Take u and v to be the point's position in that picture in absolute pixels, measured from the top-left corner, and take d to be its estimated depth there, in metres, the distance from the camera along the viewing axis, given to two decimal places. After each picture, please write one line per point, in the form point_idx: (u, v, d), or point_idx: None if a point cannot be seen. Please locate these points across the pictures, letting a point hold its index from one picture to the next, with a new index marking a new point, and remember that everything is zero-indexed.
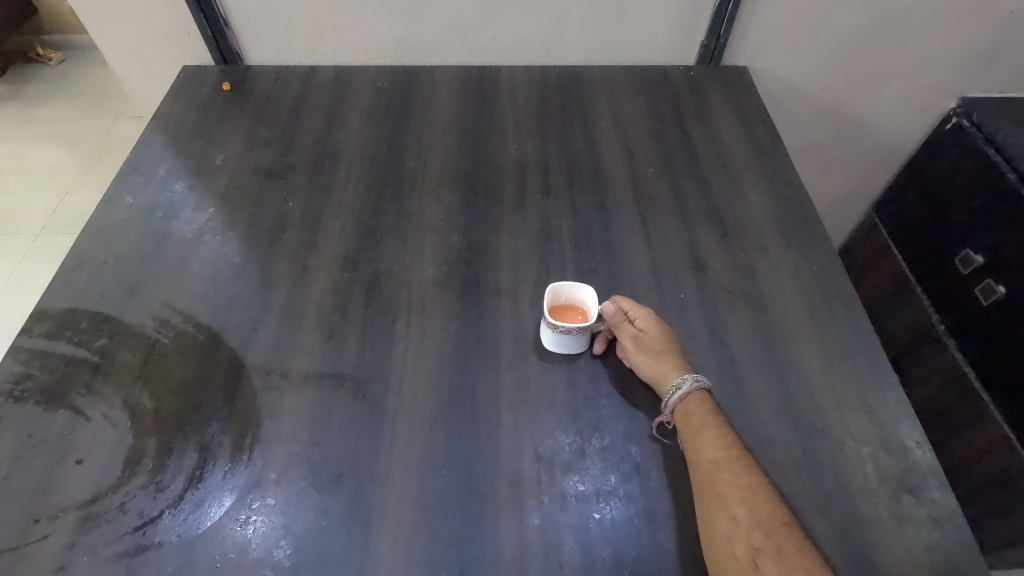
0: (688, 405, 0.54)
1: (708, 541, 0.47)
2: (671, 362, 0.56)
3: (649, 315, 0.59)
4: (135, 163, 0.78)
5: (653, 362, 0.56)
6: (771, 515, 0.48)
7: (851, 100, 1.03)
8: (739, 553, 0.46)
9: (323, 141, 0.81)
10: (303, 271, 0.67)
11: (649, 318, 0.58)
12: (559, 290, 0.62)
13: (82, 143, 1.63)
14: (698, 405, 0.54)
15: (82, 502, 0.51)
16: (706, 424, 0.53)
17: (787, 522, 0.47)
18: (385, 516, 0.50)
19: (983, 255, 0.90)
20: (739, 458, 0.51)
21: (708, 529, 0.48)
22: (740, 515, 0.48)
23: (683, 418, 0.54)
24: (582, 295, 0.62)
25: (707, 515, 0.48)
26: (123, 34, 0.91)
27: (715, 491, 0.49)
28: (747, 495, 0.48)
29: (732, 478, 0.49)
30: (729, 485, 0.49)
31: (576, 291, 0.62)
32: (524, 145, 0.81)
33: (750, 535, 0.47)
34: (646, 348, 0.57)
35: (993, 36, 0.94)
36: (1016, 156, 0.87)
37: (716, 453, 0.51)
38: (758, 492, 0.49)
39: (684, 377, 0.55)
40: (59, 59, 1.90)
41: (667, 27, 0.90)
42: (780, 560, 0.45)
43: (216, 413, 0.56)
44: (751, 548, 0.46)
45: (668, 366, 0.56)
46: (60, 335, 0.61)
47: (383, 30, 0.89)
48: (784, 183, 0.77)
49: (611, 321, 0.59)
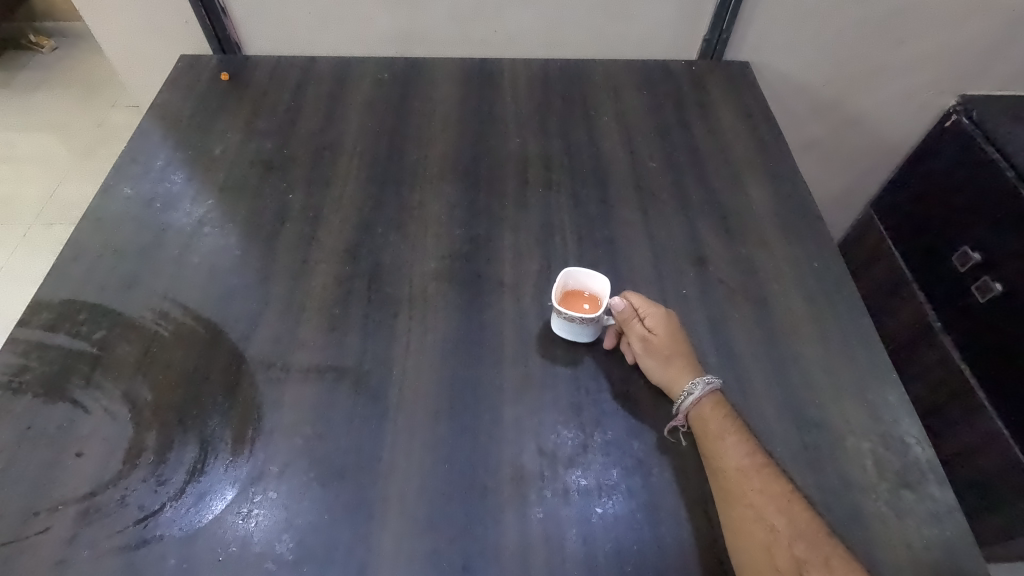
0: (705, 412, 0.53)
1: (749, 554, 0.47)
2: (680, 367, 0.56)
3: (661, 316, 0.58)
4: (133, 154, 0.77)
5: (662, 365, 0.56)
6: (810, 525, 0.48)
7: (851, 97, 1.04)
8: (784, 566, 0.46)
9: (323, 133, 0.80)
10: (304, 264, 0.66)
11: (660, 318, 0.58)
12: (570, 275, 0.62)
13: (76, 132, 1.61)
14: (716, 411, 0.53)
15: (83, 495, 0.50)
16: (725, 430, 0.52)
17: (826, 530, 0.48)
18: (388, 510, 0.50)
19: (981, 253, 0.91)
20: (765, 465, 0.51)
21: (747, 542, 0.48)
22: (779, 526, 0.48)
23: (702, 426, 0.53)
24: (595, 283, 0.62)
25: (742, 528, 0.48)
26: (119, 22, 0.90)
27: (746, 500, 0.49)
28: (782, 504, 0.49)
29: (762, 485, 0.49)
30: (761, 494, 0.49)
31: (590, 278, 0.62)
32: (526, 139, 0.80)
33: (792, 546, 0.47)
34: (654, 351, 0.56)
35: (992, 34, 0.94)
36: (1015, 155, 0.87)
37: (740, 461, 0.51)
38: (792, 500, 0.49)
39: (694, 382, 0.54)
40: (51, 46, 1.87)
41: (670, 21, 0.89)
42: (826, 570, 0.46)
43: (217, 407, 0.56)
44: (795, 559, 0.47)
45: (676, 371, 0.56)
46: (58, 327, 0.60)
47: (383, 21, 0.88)
48: (785, 179, 0.77)
49: (621, 317, 0.59)
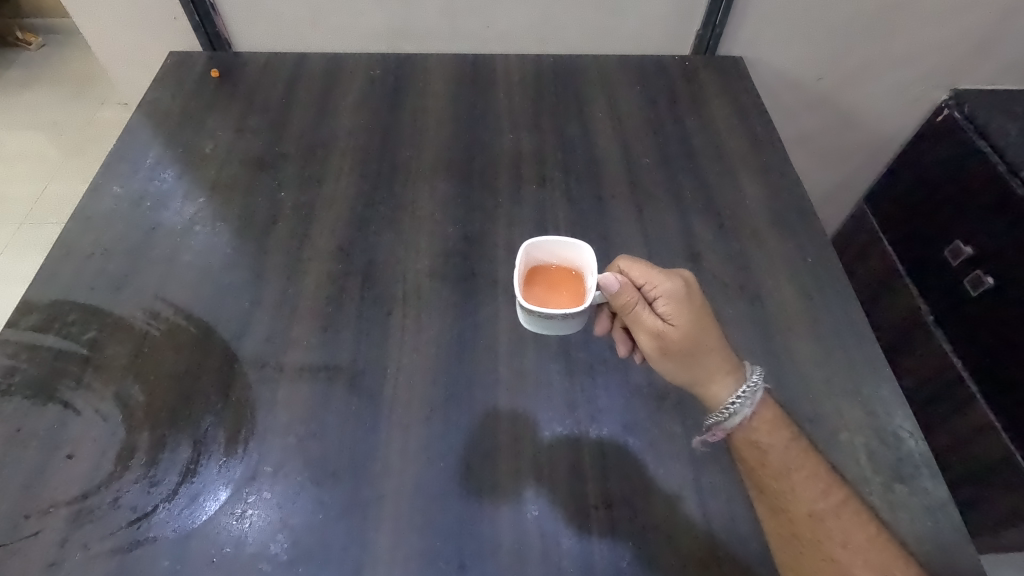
0: (765, 442, 0.50)
1: None
2: (706, 365, 0.52)
3: (677, 302, 0.52)
4: (122, 152, 0.76)
5: (688, 367, 0.52)
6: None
7: (844, 92, 1.03)
8: None
9: (315, 130, 0.80)
10: (296, 262, 0.66)
11: (674, 302, 0.52)
12: (541, 243, 0.54)
13: (65, 131, 1.59)
14: (778, 443, 0.50)
15: (74, 497, 0.50)
16: (790, 465, 0.49)
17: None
18: (384, 509, 0.50)
19: (972, 247, 0.91)
20: (841, 507, 0.48)
21: None
22: None
23: (763, 459, 0.50)
24: (578, 252, 0.54)
25: None
26: (107, 19, 0.89)
27: (827, 553, 0.47)
28: (866, 552, 0.46)
29: (842, 533, 0.47)
30: (840, 543, 0.47)
31: (571, 246, 0.54)
32: (519, 136, 0.80)
33: None
34: (678, 351, 0.52)
35: (984, 28, 0.94)
36: (1007, 149, 0.88)
37: (813, 504, 0.48)
38: (879, 546, 0.46)
39: (740, 399, 0.51)
40: (38, 44, 1.85)
41: (663, 17, 0.89)
42: None
43: (210, 407, 0.55)
44: None
45: (700, 369, 0.52)
46: (47, 328, 0.60)
47: (374, 17, 0.88)
48: (778, 174, 0.77)
49: (625, 305, 0.52)
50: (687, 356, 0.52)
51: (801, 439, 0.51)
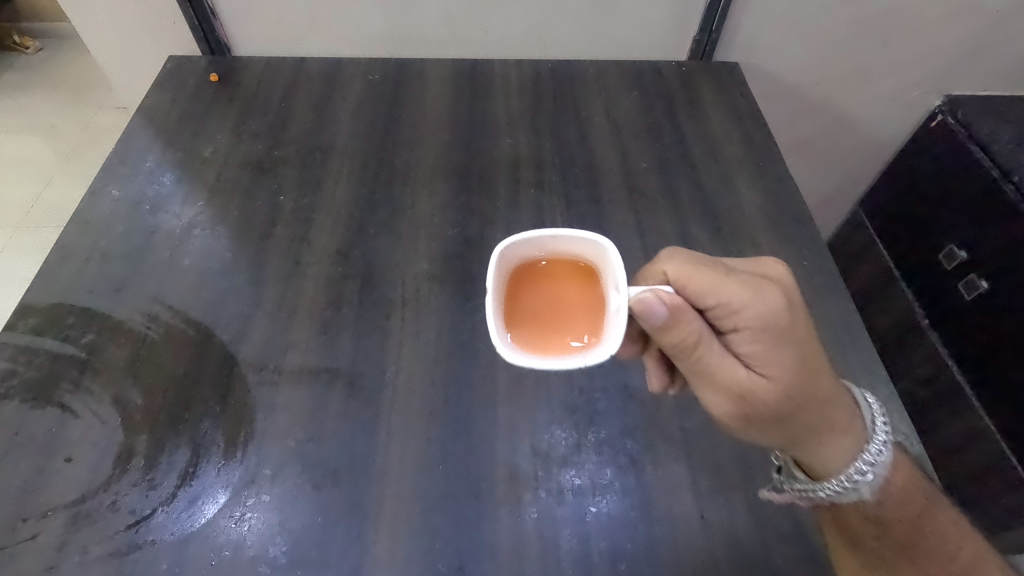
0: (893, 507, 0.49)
1: None
2: (812, 422, 0.48)
3: (767, 349, 0.45)
4: (121, 156, 0.76)
5: (787, 426, 0.47)
6: None
7: (839, 97, 1.04)
8: None
9: (314, 134, 0.80)
10: (295, 266, 0.66)
11: (763, 345, 0.45)
12: (520, 241, 0.48)
13: (63, 134, 1.59)
14: (908, 507, 0.49)
15: (73, 500, 0.50)
16: (920, 533, 0.48)
17: None
18: (383, 511, 0.50)
19: (966, 251, 0.92)
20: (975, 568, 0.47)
21: None
22: None
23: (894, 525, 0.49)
24: (581, 244, 0.49)
25: None
26: (106, 22, 0.89)
27: None
28: None
29: None
30: None
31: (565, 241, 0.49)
32: (518, 140, 0.81)
33: None
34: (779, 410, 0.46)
35: (976, 35, 0.95)
36: (999, 154, 0.89)
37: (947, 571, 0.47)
38: None
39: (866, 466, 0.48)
40: (36, 46, 1.85)
41: (660, 22, 0.90)
42: None
43: (208, 410, 0.55)
44: None
45: (795, 425, 0.47)
46: (45, 331, 0.60)
47: (373, 22, 0.88)
48: (774, 178, 0.77)
49: (705, 355, 0.45)
50: (778, 416, 0.47)
51: (931, 497, 0.50)
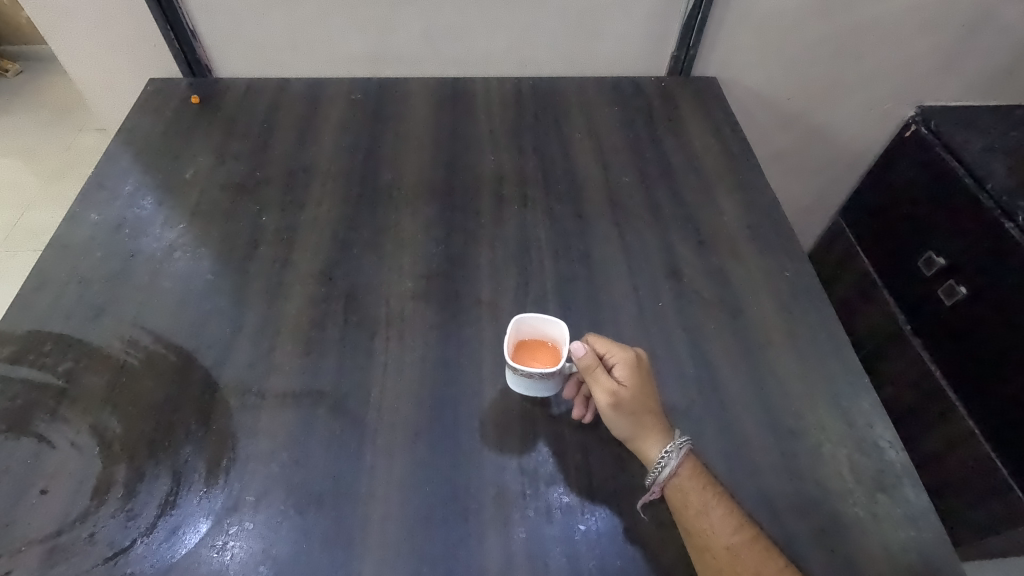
0: None
1: None
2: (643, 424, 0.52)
3: (630, 366, 0.53)
4: (101, 179, 0.76)
5: (631, 424, 0.52)
6: None
7: (817, 110, 1.06)
8: None
9: (296, 154, 0.80)
10: (278, 286, 0.66)
11: (631, 369, 0.53)
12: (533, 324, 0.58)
13: (44, 156, 1.58)
14: None
15: (48, 534, 0.49)
16: None
17: None
18: (368, 535, 0.49)
19: (945, 258, 0.94)
20: None
21: None
22: None
23: None
24: (547, 327, 0.58)
25: None
26: (87, 45, 0.89)
27: None
28: None
29: None
30: None
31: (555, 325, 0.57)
32: (500, 157, 0.81)
33: None
34: (622, 409, 0.51)
35: (944, 48, 0.98)
36: (972, 161, 0.91)
37: None
38: None
39: (667, 452, 0.50)
40: (16, 70, 1.85)
41: (639, 40, 0.91)
42: None
43: (191, 436, 0.54)
44: None
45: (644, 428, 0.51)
46: (21, 359, 0.59)
47: (355, 42, 0.89)
48: (753, 190, 0.78)
49: (584, 364, 0.52)
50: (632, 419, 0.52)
51: None
